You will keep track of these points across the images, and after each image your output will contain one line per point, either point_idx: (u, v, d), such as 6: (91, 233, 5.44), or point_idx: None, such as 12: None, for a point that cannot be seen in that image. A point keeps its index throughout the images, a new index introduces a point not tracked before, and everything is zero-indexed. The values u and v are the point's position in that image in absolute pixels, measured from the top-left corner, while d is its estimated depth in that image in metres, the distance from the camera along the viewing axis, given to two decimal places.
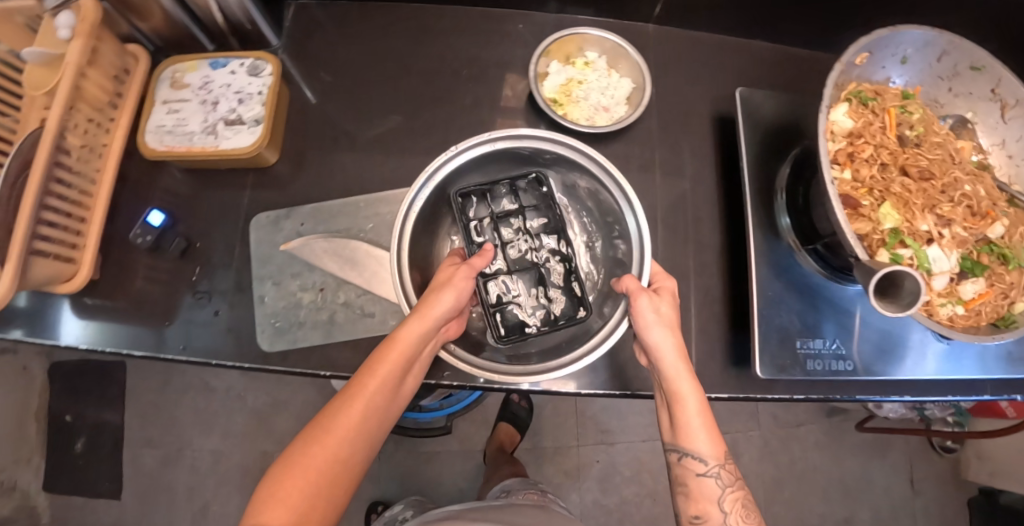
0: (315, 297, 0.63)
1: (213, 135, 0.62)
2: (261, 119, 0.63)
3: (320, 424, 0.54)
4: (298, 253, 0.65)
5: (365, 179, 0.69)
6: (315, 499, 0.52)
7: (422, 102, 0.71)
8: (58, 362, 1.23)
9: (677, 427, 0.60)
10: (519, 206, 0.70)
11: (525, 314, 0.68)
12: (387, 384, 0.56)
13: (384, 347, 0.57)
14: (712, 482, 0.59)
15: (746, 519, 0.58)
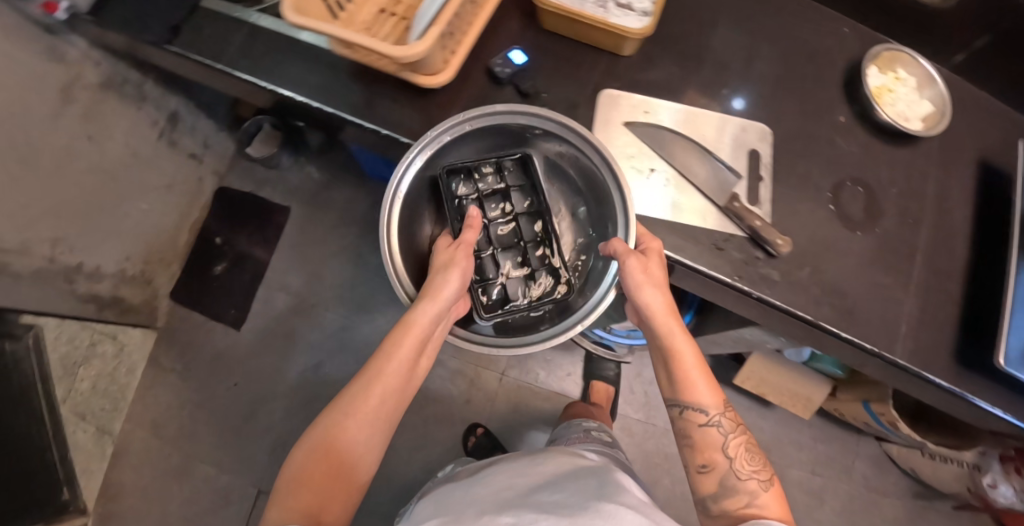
0: (644, 178, 0.70)
1: (603, 9, 0.70)
2: (648, 12, 0.71)
3: (340, 407, 0.60)
4: (638, 133, 0.71)
5: (691, 95, 0.75)
6: (352, 474, 0.58)
7: (752, 50, 0.78)
8: (227, 188, 1.30)
9: (677, 383, 0.64)
10: (507, 185, 0.73)
11: (515, 290, 0.70)
12: (401, 365, 0.62)
13: (400, 335, 0.62)
14: (715, 430, 0.62)
15: (750, 464, 0.61)
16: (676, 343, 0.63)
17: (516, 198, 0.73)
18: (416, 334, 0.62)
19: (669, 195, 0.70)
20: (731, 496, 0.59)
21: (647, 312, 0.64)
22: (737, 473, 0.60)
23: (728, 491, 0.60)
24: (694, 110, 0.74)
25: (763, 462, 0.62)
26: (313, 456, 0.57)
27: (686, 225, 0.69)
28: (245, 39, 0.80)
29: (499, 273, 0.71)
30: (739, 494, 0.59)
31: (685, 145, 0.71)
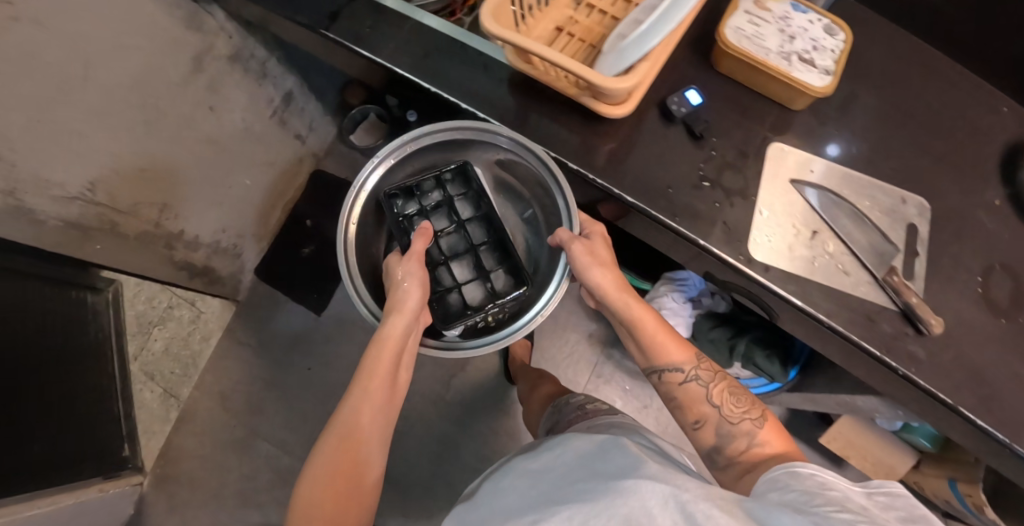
0: (807, 238, 0.69)
1: (787, 62, 0.70)
2: (831, 71, 0.70)
3: (339, 427, 0.65)
4: (802, 192, 0.71)
5: (852, 158, 0.74)
6: (361, 486, 0.65)
7: (914, 120, 0.77)
8: (322, 172, 1.34)
9: (646, 349, 0.73)
10: (447, 195, 0.83)
11: (466, 297, 0.80)
12: (383, 378, 0.67)
13: (377, 348, 0.67)
14: (695, 384, 0.69)
15: (738, 406, 0.68)
16: (632, 312, 0.72)
17: (432, 195, 0.83)
18: (390, 346, 0.68)
19: (830, 258, 0.68)
20: (732, 442, 0.66)
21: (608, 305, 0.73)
22: (728, 422, 0.67)
23: (728, 439, 0.66)
24: (859, 175, 0.73)
25: (752, 401, 0.68)
26: (320, 479, 0.63)
27: (845, 292, 0.68)
28: (408, 37, 0.80)
29: (457, 282, 0.81)
30: (739, 434, 0.66)
31: (847, 209, 0.71)
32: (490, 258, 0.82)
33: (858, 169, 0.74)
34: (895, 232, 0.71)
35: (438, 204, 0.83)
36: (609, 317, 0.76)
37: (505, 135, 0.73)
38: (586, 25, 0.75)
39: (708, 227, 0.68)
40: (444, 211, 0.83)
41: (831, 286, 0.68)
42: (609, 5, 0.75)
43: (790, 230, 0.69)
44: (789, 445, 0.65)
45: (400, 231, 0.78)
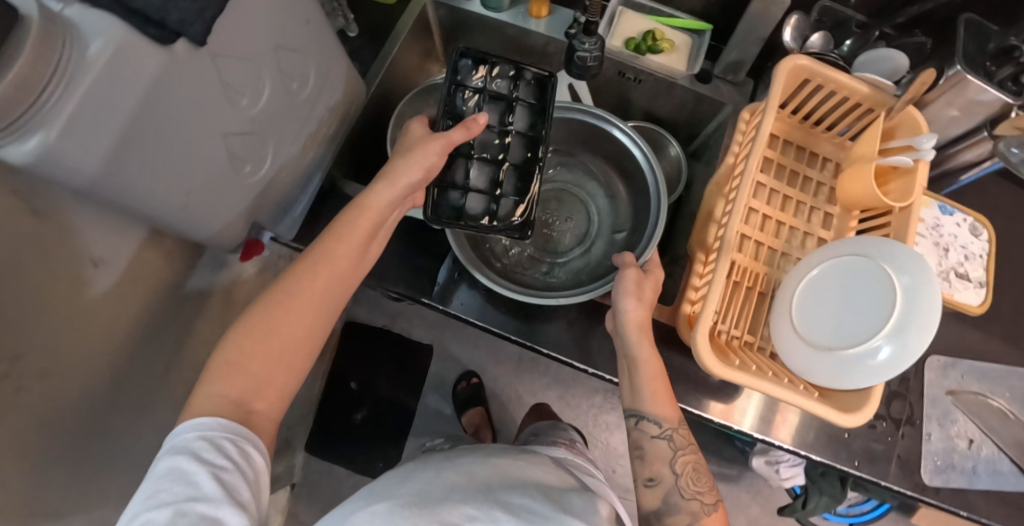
0: (966, 448, 0.71)
1: (946, 282, 0.68)
2: (985, 282, 0.69)
3: (276, 293, 0.54)
4: (959, 401, 0.71)
5: (999, 348, 0.74)
6: (297, 346, 0.53)
7: None
8: (356, 322, 1.19)
9: (640, 392, 0.61)
10: (512, 93, 0.65)
11: (468, 203, 0.63)
12: (353, 247, 0.57)
13: (353, 214, 0.58)
14: (665, 444, 0.60)
15: (695, 484, 0.59)
16: (639, 351, 0.61)
17: (504, 87, 0.65)
18: (372, 213, 0.58)
19: (987, 462, 0.70)
20: (674, 516, 0.58)
21: (626, 331, 0.62)
22: (681, 492, 0.58)
23: (671, 509, 0.58)
24: (1001, 367, 0.73)
25: (710, 482, 0.59)
26: (252, 329, 0.52)
27: (1008, 494, 0.70)
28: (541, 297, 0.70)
29: (467, 183, 0.64)
30: (683, 512, 0.57)
31: (993, 407, 0.72)
32: (524, 183, 0.64)
33: (1009, 360, 0.74)
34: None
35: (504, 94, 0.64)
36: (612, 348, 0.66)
37: (624, 125, 0.73)
38: (747, 264, 0.66)
39: (886, 464, 0.69)
40: (503, 105, 0.65)
41: (992, 490, 0.70)
42: (759, 230, 0.67)
43: (952, 445, 0.71)
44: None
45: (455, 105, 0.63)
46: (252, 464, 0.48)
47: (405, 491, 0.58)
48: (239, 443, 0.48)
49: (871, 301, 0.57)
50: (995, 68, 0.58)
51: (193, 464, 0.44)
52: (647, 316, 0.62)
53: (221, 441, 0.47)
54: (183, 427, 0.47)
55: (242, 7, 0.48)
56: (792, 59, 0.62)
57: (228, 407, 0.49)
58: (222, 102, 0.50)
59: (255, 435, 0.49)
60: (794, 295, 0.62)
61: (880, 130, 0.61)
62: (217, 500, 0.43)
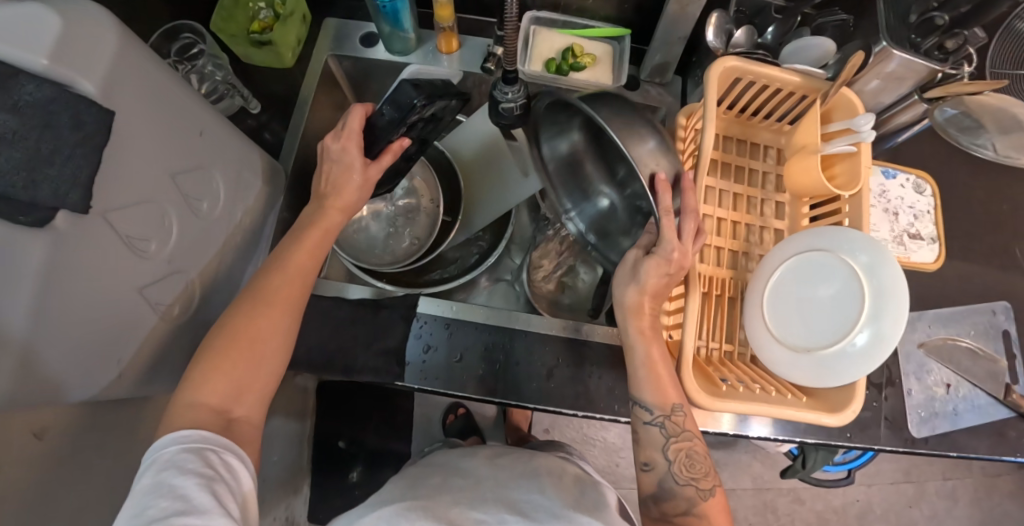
0: (944, 394, 0.73)
1: (902, 246, 0.71)
2: (936, 236, 0.71)
3: (252, 291, 0.51)
4: (930, 350, 0.74)
5: (958, 292, 0.76)
6: (274, 352, 0.50)
7: (998, 224, 0.77)
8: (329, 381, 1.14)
9: (636, 379, 0.57)
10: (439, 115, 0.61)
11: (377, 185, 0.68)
12: (307, 257, 0.53)
13: (303, 227, 0.55)
14: (657, 431, 0.57)
15: (689, 470, 0.56)
16: (634, 338, 0.56)
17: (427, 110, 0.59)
18: (323, 227, 0.55)
19: (966, 402, 0.73)
20: (670, 501, 0.56)
21: (632, 334, 0.57)
22: (674, 477, 0.56)
23: (667, 495, 0.57)
24: (963, 308, 0.75)
25: (708, 467, 0.57)
26: (222, 340, 0.48)
27: (992, 428, 0.72)
28: (525, 351, 0.65)
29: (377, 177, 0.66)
30: (680, 498, 0.56)
31: (962, 347, 0.74)
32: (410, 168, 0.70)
33: (969, 301, 0.76)
34: (1006, 349, 0.75)
35: (437, 114, 0.61)
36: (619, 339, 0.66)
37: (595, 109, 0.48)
38: (713, 270, 0.65)
39: (876, 429, 0.71)
40: (429, 123, 0.62)
41: (977, 425, 0.72)
42: (720, 234, 0.67)
43: (931, 394, 0.73)
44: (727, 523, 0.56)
45: (387, 133, 0.57)
46: (236, 477, 0.45)
47: (412, 497, 0.57)
48: (223, 454, 0.45)
49: (846, 295, 0.58)
50: (921, 39, 0.61)
51: (180, 477, 0.41)
52: (654, 297, 0.55)
53: (204, 453, 0.44)
54: (164, 441, 0.44)
55: (123, 152, 0.43)
56: (721, 62, 0.61)
57: (215, 422, 0.46)
58: (127, 256, 0.45)
59: (237, 445, 0.46)
60: (770, 280, 0.61)
61: (819, 117, 0.61)
62: (207, 511, 0.40)
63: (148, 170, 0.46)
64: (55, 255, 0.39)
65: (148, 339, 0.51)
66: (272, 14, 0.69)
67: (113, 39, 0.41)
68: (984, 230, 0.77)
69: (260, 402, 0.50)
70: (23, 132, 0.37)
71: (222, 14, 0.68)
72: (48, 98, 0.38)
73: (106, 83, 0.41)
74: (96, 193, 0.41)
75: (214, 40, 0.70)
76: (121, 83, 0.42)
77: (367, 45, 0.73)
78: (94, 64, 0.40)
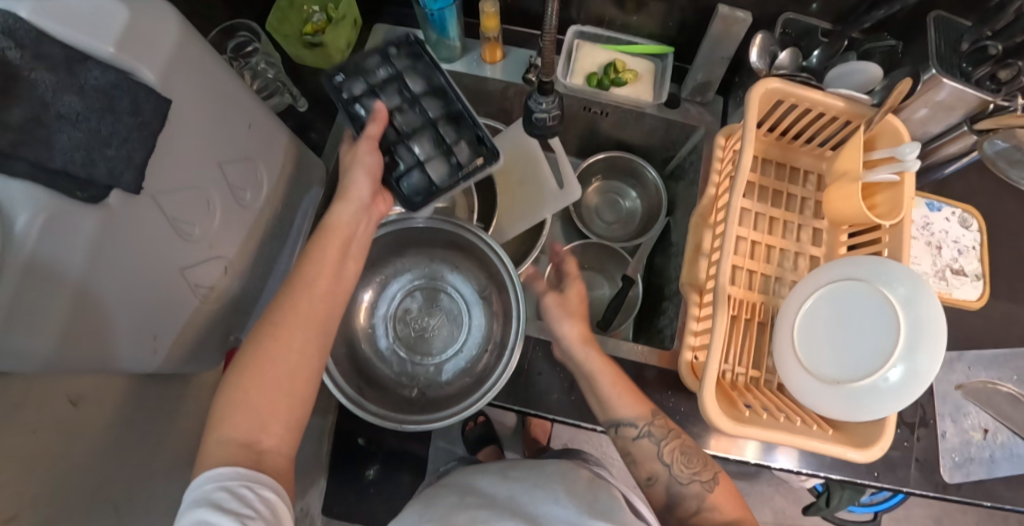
0: (981, 440, 0.69)
1: (944, 282, 0.68)
2: (981, 273, 0.69)
3: (271, 316, 0.52)
4: (968, 393, 0.71)
5: (1004, 333, 0.72)
6: (291, 373, 0.51)
7: None
8: None
9: (606, 401, 0.59)
10: (394, 71, 0.63)
11: (435, 169, 0.63)
12: (330, 275, 0.55)
13: (323, 237, 0.56)
14: (647, 443, 0.58)
15: (688, 465, 0.56)
16: (591, 365, 0.60)
17: (379, 73, 0.63)
18: (340, 236, 0.57)
19: (1005, 449, 0.69)
20: (682, 505, 0.56)
21: (566, 345, 0.62)
22: (678, 479, 0.56)
23: (678, 501, 0.56)
24: (1006, 351, 0.72)
25: (705, 459, 0.57)
26: (247, 360, 0.50)
27: None
28: (546, 366, 0.65)
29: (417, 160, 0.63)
30: (689, 497, 0.55)
31: (1003, 392, 0.70)
32: (454, 133, 0.64)
33: (1014, 344, 0.72)
34: None
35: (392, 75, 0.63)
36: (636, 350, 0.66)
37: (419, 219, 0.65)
38: (740, 298, 0.64)
39: (905, 470, 0.68)
40: (392, 88, 0.63)
41: (1014, 476, 0.68)
42: (749, 258, 0.66)
43: (967, 438, 0.69)
44: (739, 508, 0.55)
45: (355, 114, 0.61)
46: (273, 510, 0.45)
47: (431, 521, 0.56)
48: (257, 489, 0.45)
49: (874, 330, 0.56)
50: (971, 68, 0.59)
51: (213, 513, 0.41)
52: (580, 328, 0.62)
53: (237, 489, 0.44)
54: (200, 479, 0.44)
55: (172, 141, 0.45)
56: (764, 83, 0.61)
57: (245, 455, 0.46)
58: (169, 241, 0.47)
59: (272, 479, 0.46)
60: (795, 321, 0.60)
61: (863, 143, 0.61)
62: None
63: (197, 159, 0.48)
64: (101, 241, 0.40)
65: (186, 319, 0.53)
66: (325, 17, 0.72)
67: (173, 29, 0.44)
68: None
69: (288, 428, 0.50)
70: (86, 114, 0.39)
71: (278, 15, 0.71)
72: (111, 83, 0.40)
73: (164, 72, 0.43)
74: (148, 177, 0.43)
75: (268, 40, 0.72)
76: (179, 71, 0.44)
77: None
78: (155, 52, 0.42)
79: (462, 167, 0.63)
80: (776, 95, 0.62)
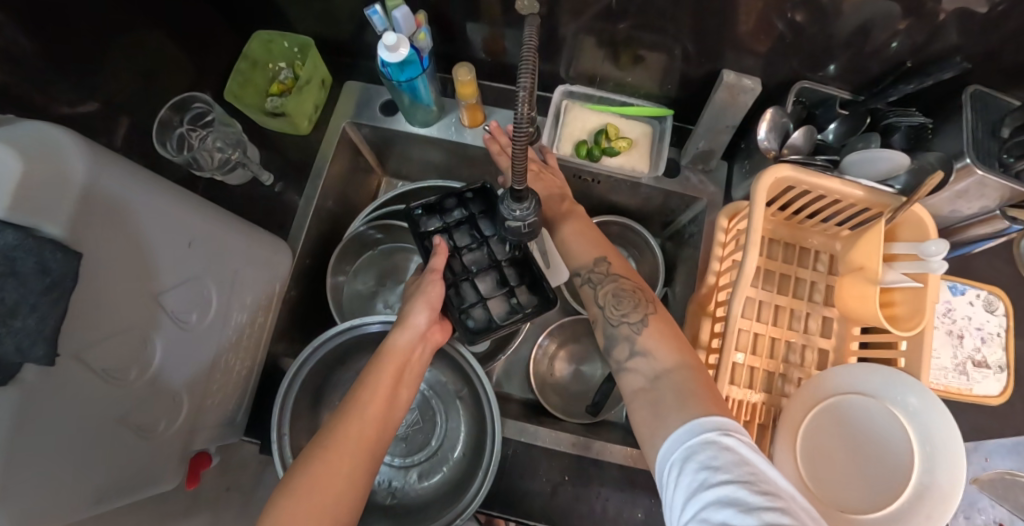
0: None
1: (964, 376, 0.63)
2: (1005, 364, 0.63)
3: (317, 444, 0.46)
4: (982, 486, 0.66)
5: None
6: (339, 498, 0.44)
7: None
8: None
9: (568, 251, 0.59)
10: (468, 214, 0.60)
11: (495, 309, 0.58)
12: (384, 400, 0.50)
13: (378, 364, 0.52)
14: (588, 287, 0.56)
15: (619, 307, 0.53)
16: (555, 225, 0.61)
17: (455, 214, 0.60)
18: (396, 359, 0.52)
19: None
20: (617, 347, 0.52)
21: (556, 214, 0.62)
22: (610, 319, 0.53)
23: (613, 342, 0.52)
24: None
25: (640, 300, 0.52)
26: (289, 487, 0.44)
27: None
28: (529, 467, 0.61)
29: (478, 298, 0.58)
30: (617, 337, 0.51)
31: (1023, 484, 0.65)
32: (519, 271, 0.59)
33: None
34: None
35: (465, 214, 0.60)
36: (619, 453, 0.61)
37: (373, 322, 0.59)
38: (740, 400, 0.59)
39: None
40: (464, 229, 0.60)
41: None
42: (753, 353, 0.60)
43: None
44: (682, 356, 0.48)
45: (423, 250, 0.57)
46: None
47: None
48: None
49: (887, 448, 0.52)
50: (1014, 160, 0.52)
51: None
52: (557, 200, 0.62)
53: None
54: None
55: (91, 294, 0.40)
56: (774, 170, 0.54)
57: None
58: (100, 394, 0.42)
59: None
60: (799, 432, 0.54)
61: (882, 236, 0.54)
62: None
63: (127, 300, 0.43)
64: (15, 423, 0.35)
65: (143, 461, 0.49)
66: (292, 75, 0.67)
67: (80, 167, 0.38)
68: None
69: None
70: None
71: (238, 80, 0.66)
72: (10, 244, 0.34)
73: (73, 222, 0.38)
74: (61, 340, 0.38)
75: (224, 110, 0.66)
76: (92, 212, 0.39)
77: (387, 113, 0.69)
78: (62, 198, 0.37)
79: (521, 310, 0.57)
80: (785, 181, 0.55)
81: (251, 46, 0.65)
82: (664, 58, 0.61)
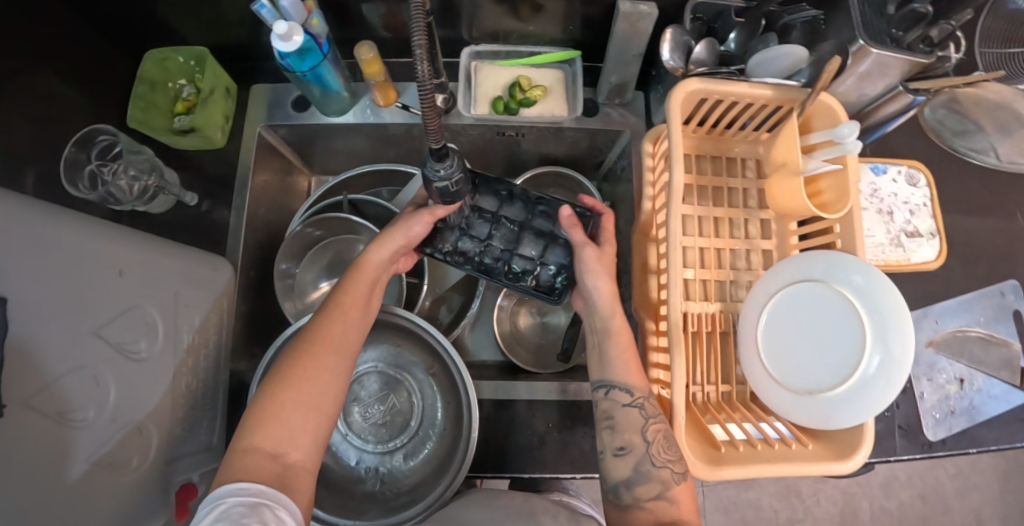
0: (958, 389, 0.68)
1: (901, 248, 0.66)
2: (935, 230, 0.67)
3: (299, 343, 0.49)
4: (939, 347, 0.69)
5: (963, 278, 0.70)
6: (326, 387, 0.47)
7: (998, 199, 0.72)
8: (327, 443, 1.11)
9: (609, 360, 0.56)
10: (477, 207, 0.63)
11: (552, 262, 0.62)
12: (359, 305, 0.53)
13: (351, 273, 0.54)
14: (636, 413, 0.53)
15: (666, 451, 0.51)
16: (612, 324, 0.57)
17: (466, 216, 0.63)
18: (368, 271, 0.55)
19: (981, 394, 0.68)
20: (643, 483, 0.51)
21: (596, 297, 0.58)
22: (651, 460, 0.51)
23: (642, 478, 0.51)
24: (968, 295, 0.70)
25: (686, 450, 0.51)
26: (276, 387, 0.46)
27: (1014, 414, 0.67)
28: (513, 424, 0.62)
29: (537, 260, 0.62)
30: (654, 482, 0.51)
31: (973, 337, 0.69)
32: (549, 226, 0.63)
33: (974, 286, 0.70)
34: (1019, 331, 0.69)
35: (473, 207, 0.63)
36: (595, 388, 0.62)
37: None
38: (700, 313, 0.61)
39: (890, 440, 0.67)
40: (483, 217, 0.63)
41: (997, 417, 0.67)
42: (701, 267, 0.62)
43: (945, 393, 0.68)
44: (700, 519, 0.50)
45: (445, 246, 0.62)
46: None
47: None
48: None
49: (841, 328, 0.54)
50: (903, 33, 0.55)
51: None
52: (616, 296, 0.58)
53: None
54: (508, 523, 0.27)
55: (26, 331, 0.39)
56: (684, 85, 0.55)
57: (271, 467, 0.42)
58: (58, 439, 0.41)
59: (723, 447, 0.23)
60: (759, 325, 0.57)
61: (798, 130, 0.56)
62: None
63: (69, 334, 0.42)
64: None
65: (123, 501, 0.48)
66: (195, 90, 0.65)
67: None
68: (988, 211, 0.71)
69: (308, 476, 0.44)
70: None
71: (139, 104, 0.64)
72: None
73: None
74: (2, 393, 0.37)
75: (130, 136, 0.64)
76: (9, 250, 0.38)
77: (300, 109, 0.68)
78: None
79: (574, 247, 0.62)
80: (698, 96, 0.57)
81: (145, 67, 0.63)
82: (561, 3, 0.61)
